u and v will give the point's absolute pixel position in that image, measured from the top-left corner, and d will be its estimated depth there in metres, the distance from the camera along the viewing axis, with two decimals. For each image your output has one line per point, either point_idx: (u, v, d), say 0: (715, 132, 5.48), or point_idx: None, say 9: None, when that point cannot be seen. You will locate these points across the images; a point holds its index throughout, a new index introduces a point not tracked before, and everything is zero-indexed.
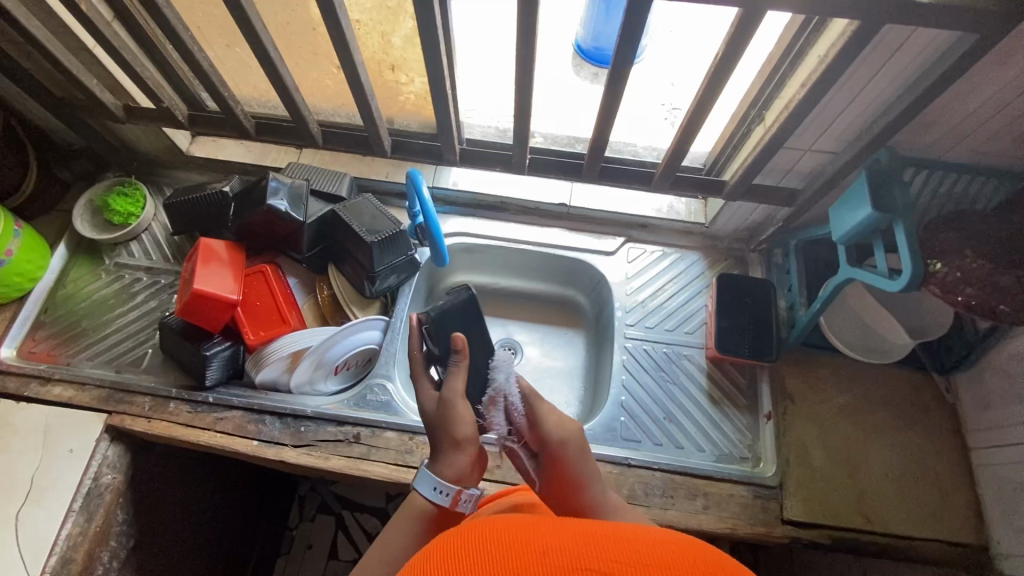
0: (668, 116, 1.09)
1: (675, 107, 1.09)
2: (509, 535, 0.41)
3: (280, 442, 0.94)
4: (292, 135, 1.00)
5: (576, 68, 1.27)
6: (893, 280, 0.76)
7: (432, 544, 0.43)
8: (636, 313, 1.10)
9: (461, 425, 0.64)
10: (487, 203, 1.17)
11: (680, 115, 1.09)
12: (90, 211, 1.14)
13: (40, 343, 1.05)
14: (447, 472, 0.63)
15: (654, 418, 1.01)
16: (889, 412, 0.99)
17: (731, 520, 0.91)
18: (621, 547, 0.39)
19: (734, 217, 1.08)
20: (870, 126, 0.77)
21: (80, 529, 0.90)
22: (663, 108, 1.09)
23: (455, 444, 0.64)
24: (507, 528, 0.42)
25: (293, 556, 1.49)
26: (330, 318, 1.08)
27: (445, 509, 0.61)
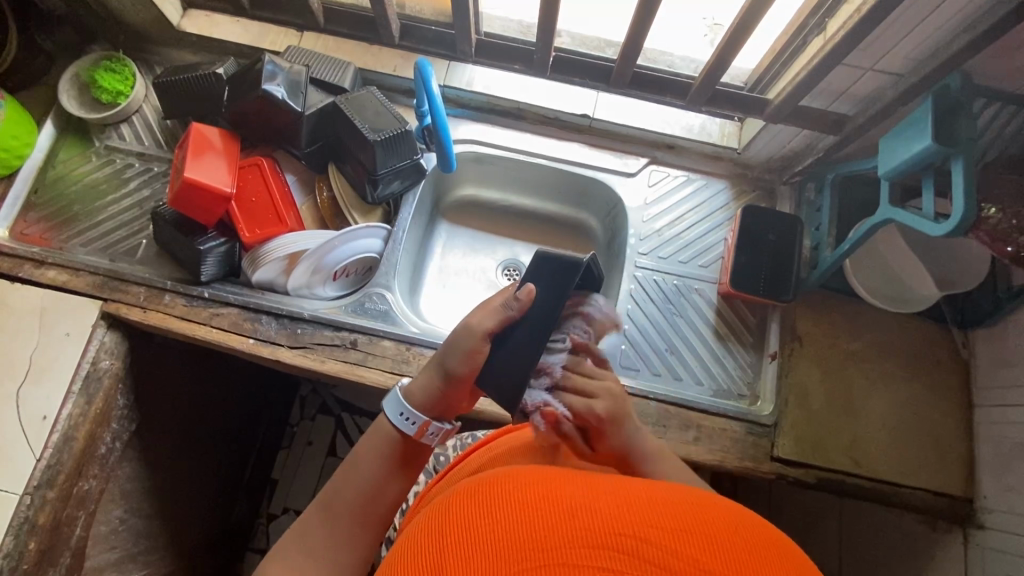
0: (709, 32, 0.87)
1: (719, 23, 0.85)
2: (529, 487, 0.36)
3: (276, 342, 0.93)
4: (290, 12, 0.90)
5: None
6: (938, 223, 0.70)
7: (445, 509, 0.39)
8: (650, 242, 1.04)
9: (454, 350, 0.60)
10: (502, 108, 1.08)
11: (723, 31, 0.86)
12: (76, 86, 1.06)
13: (32, 225, 1.02)
14: (421, 400, 0.64)
15: (656, 349, 0.98)
16: (899, 362, 0.96)
17: (721, 453, 0.90)
18: (656, 505, 0.35)
19: (770, 144, 0.99)
20: (947, 45, 0.67)
21: (81, 410, 0.92)
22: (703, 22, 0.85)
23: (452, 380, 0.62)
24: (528, 483, 0.37)
25: (293, 451, 1.56)
26: (329, 222, 1.02)
27: (412, 438, 0.64)
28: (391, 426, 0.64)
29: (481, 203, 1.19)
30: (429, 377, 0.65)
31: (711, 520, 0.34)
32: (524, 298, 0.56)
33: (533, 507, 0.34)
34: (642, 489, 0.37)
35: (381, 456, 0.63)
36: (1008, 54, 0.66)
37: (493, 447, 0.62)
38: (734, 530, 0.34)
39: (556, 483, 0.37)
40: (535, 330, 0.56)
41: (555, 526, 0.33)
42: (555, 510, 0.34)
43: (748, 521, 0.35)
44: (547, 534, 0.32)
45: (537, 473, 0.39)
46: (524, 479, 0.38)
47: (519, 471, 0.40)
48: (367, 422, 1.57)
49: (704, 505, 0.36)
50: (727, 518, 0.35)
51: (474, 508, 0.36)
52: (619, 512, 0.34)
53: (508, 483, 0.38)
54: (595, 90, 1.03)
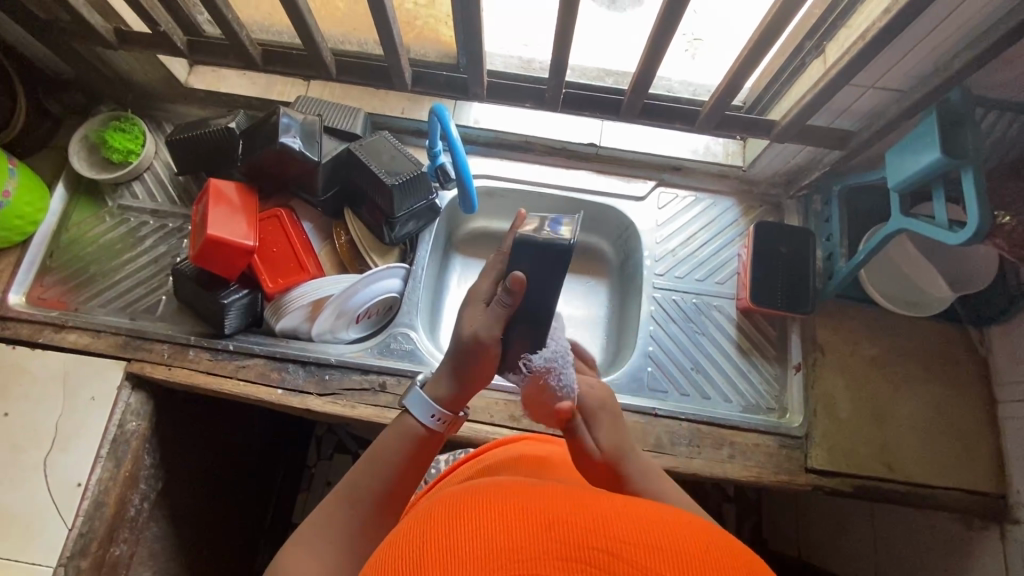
0: (688, 48, 0.90)
1: (698, 37, 0.88)
2: (512, 502, 0.39)
3: (305, 390, 0.92)
4: (302, 65, 0.91)
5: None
6: (954, 231, 0.72)
7: (426, 514, 0.40)
8: (665, 263, 1.06)
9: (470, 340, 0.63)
10: (509, 142, 1.10)
11: (703, 46, 0.89)
12: (86, 148, 1.06)
13: (49, 289, 1.01)
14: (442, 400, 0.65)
15: (682, 368, 0.99)
16: (919, 365, 0.98)
17: (756, 469, 0.91)
18: (629, 521, 0.37)
19: (775, 160, 1.01)
20: (949, 61, 0.69)
21: (110, 474, 0.91)
22: (683, 38, 0.88)
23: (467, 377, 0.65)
24: (511, 497, 0.39)
25: (313, 494, 1.54)
26: (348, 266, 1.03)
27: (431, 431, 0.64)
28: (414, 422, 0.64)
29: (492, 234, 1.20)
30: (447, 380, 0.65)
31: (682, 539, 0.36)
32: (519, 284, 0.56)
33: (513, 518, 0.37)
34: (618, 508, 0.39)
35: (405, 441, 0.63)
36: (1007, 66, 0.69)
37: (484, 454, 0.69)
38: (699, 544, 0.36)
39: (536, 499, 0.39)
40: (537, 310, 0.60)
41: (531, 540, 0.35)
42: (533, 525, 0.36)
43: (715, 539, 0.38)
44: (524, 547, 0.35)
45: (518, 488, 0.41)
46: (506, 494, 0.40)
47: (502, 486, 0.42)
48: None
49: (674, 522, 0.39)
50: (696, 536, 0.37)
51: (455, 516, 0.38)
52: (591, 528, 0.36)
53: (487, 497, 0.40)
54: (600, 120, 1.05)
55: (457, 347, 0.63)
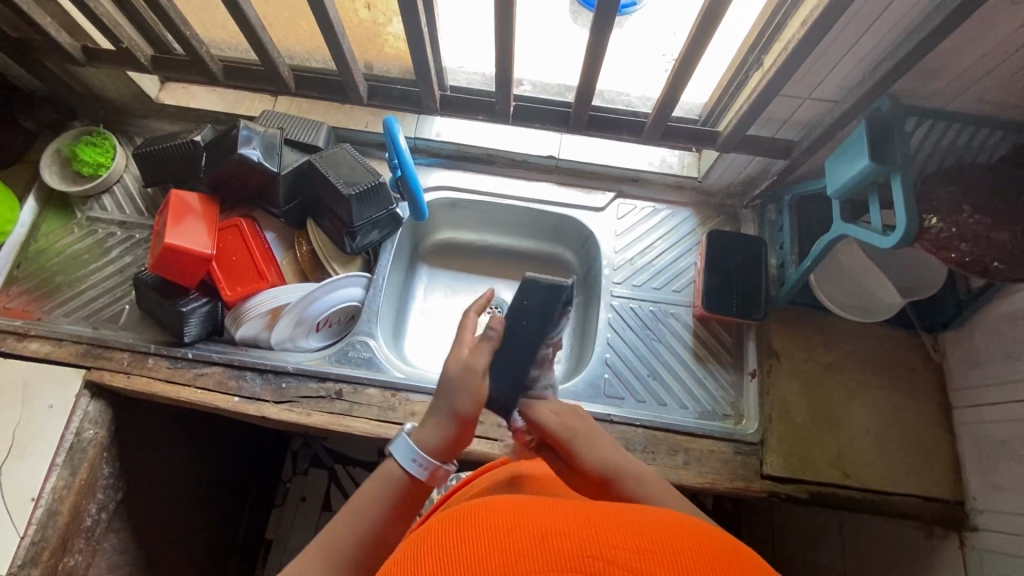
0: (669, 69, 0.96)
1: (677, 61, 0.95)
2: (502, 517, 0.39)
3: (261, 398, 0.93)
4: (262, 80, 0.93)
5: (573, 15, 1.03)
6: (886, 235, 0.74)
7: (423, 540, 0.41)
8: (623, 271, 1.07)
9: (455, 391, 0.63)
10: (472, 154, 1.13)
11: None
12: (58, 162, 1.09)
13: (15, 298, 1.03)
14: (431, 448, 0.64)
15: (639, 375, 1.00)
16: (874, 371, 0.99)
17: (710, 475, 0.91)
18: (626, 529, 0.37)
19: (728, 171, 1.04)
20: (875, 70, 0.72)
21: (65, 482, 0.91)
22: (663, 59, 0.96)
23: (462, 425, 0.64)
24: (503, 512, 0.40)
25: (286, 509, 1.53)
26: (310, 275, 1.05)
27: (417, 481, 0.64)
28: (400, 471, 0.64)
29: (458, 245, 1.22)
30: (441, 424, 0.64)
31: (674, 538, 0.37)
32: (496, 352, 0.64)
33: (507, 534, 0.37)
34: (609, 512, 0.40)
35: (385, 490, 0.63)
36: (932, 74, 0.71)
37: (478, 480, 0.68)
38: (694, 546, 0.37)
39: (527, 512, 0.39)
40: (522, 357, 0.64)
41: (523, 552, 0.35)
42: (525, 537, 0.36)
43: (706, 538, 0.38)
44: (517, 559, 0.35)
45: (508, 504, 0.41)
46: (494, 509, 0.41)
47: (491, 502, 0.42)
48: (360, 472, 1.55)
49: (671, 523, 0.39)
50: (691, 536, 0.38)
51: (447, 537, 0.39)
52: (586, 538, 0.36)
53: (480, 515, 0.40)
54: (558, 133, 1.08)
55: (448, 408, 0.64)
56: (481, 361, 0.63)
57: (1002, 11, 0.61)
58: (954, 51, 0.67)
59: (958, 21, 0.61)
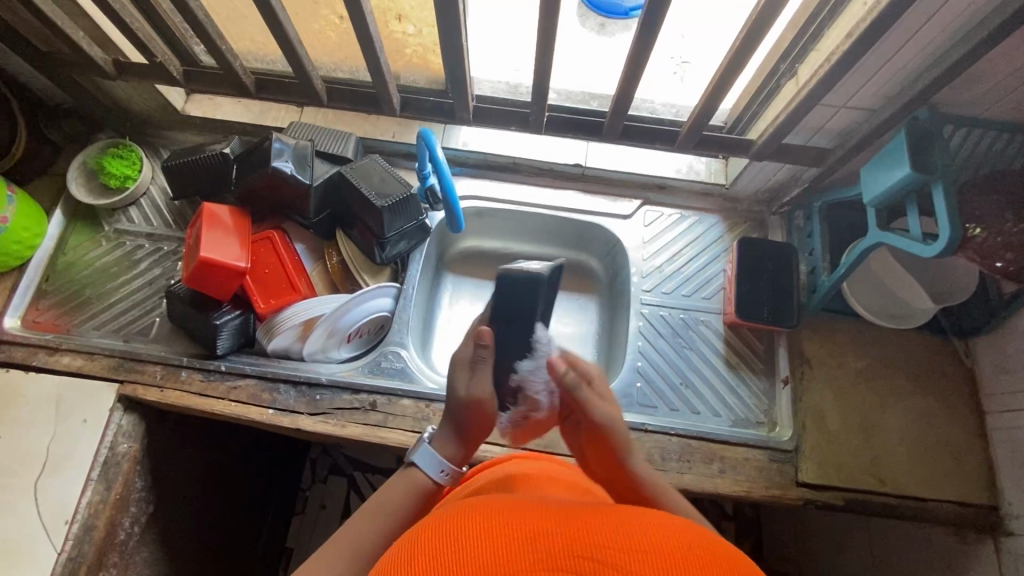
0: (678, 70, 0.98)
1: (686, 61, 0.97)
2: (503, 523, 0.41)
3: (296, 411, 0.93)
4: (295, 92, 0.93)
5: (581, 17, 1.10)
6: (929, 244, 0.74)
7: (426, 539, 0.42)
8: (652, 279, 1.07)
9: (478, 422, 0.72)
10: (498, 163, 1.13)
11: (691, 70, 0.98)
12: (84, 174, 1.09)
13: (44, 312, 1.03)
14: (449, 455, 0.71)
15: (671, 383, 1.00)
16: (906, 377, 0.99)
17: (746, 484, 0.91)
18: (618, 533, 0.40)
19: (756, 178, 1.04)
20: (915, 81, 0.72)
21: (100, 497, 0.91)
22: (672, 61, 0.98)
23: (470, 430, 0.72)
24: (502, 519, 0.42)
25: (306, 517, 1.52)
26: (340, 286, 1.05)
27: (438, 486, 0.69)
28: (424, 476, 0.68)
29: (482, 253, 1.22)
30: (458, 438, 0.71)
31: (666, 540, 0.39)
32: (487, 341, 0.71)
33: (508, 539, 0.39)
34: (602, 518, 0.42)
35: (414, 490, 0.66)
36: (973, 83, 0.71)
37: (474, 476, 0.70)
38: (678, 538, 0.39)
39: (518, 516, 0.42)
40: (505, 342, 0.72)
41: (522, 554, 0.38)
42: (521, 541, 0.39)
43: (685, 527, 0.41)
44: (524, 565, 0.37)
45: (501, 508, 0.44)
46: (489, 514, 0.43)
47: (482, 506, 0.45)
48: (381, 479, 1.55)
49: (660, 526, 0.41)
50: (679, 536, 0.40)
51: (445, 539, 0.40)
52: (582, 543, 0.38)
53: (481, 520, 0.42)
54: (585, 141, 1.08)
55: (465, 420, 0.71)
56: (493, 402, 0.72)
57: None
58: (997, 60, 0.67)
59: (1007, 33, 0.61)
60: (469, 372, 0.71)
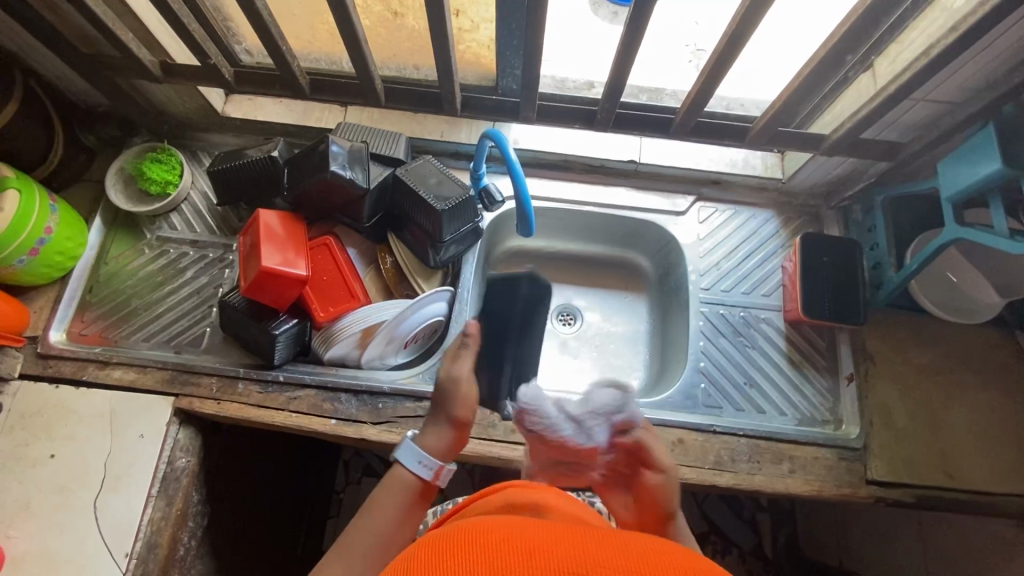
0: (693, 59, 1.02)
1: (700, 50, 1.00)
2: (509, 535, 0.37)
3: (359, 420, 0.91)
4: (351, 93, 0.90)
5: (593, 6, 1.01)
6: (1019, 241, 0.73)
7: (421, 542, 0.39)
8: (710, 276, 1.06)
9: (455, 407, 0.71)
10: (549, 161, 1.10)
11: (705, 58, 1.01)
12: (122, 180, 1.05)
13: (90, 324, 1.00)
14: (429, 445, 0.70)
15: (735, 383, 0.99)
16: (970, 372, 0.98)
17: (817, 483, 0.91)
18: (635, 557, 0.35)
19: (816, 172, 1.02)
20: (1008, 75, 0.70)
21: (161, 514, 0.89)
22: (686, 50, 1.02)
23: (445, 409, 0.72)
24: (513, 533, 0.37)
25: (343, 519, 1.51)
26: (394, 290, 1.02)
27: (424, 483, 0.67)
28: (406, 472, 0.67)
29: (529, 253, 1.20)
30: (442, 428, 0.71)
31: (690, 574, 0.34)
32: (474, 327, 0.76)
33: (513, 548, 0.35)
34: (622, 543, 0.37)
35: (399, 495, 0.66)
36: None
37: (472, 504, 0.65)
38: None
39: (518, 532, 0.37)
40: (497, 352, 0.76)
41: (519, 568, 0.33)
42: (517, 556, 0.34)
43: (698, 565, 0.35)
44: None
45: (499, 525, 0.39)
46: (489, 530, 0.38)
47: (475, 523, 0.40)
48: None
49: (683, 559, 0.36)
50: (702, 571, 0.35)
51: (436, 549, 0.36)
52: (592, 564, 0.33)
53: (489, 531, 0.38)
54: (640, 137, 1.05)
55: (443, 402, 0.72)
56: (466, 370, 0.73)
57: None
58: None
59: None
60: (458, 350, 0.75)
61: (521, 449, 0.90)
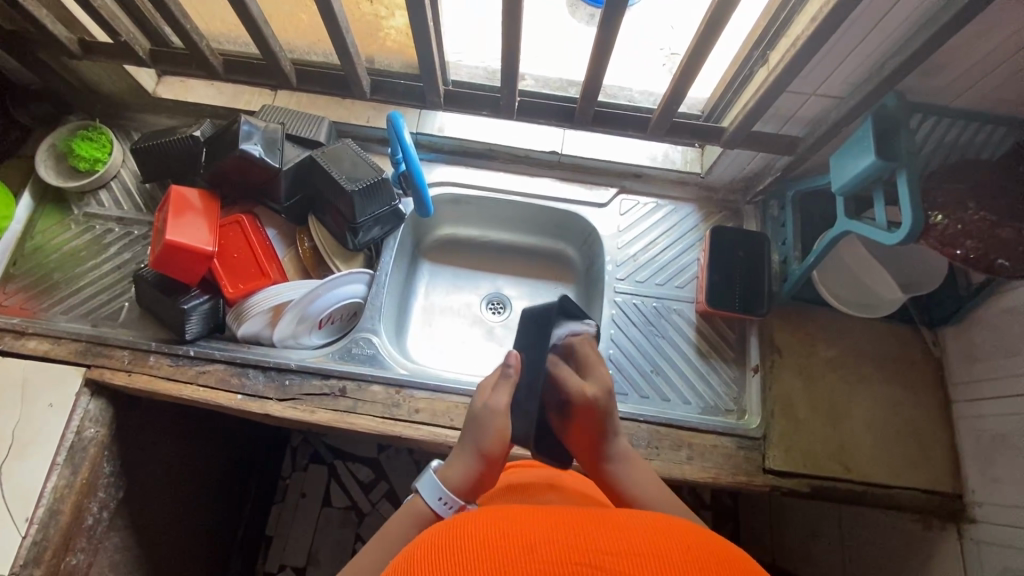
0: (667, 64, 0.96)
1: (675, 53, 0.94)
2: (503, 528, 0.39)
3: (265, 396, 0.92)
4: (263, 74, 0.93)
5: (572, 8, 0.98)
6: (891, 232, 0.74)
7: (418, 541, 0.42)
8: (626, 267, 1.08)
9: (490, 442, 0.63)
10: (474, 150, 1.12)
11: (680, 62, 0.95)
12: (53, 156, 1.07)
13: (11, 295, 1.01)
14: (451, 481, 0.62)
15: (643, 371, 1.00)
16: (875, 366, 0.99)
17: (714, 470, 0.92)
18: (618, 531, 0.39)
19: (731, 167, 1.04)
20: (879, 69, 0.72)
21: (66, 482, 0.90)
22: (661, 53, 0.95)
23: (480, 456, 0.63)
24: (511, 523, 0.40)
25: (286, 505, 1.50)
26: (312, 272, 1.04)
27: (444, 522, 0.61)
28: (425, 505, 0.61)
29: (459, 242, 1.22)
30: (464, 459, 0.63)
31: (660, 542, 0.38)
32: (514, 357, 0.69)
33: (500, 544, 0.37)
34: (601, 521, 0.40)
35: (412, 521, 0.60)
36: (937, 72, 0.72)
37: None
38: (679, 547, 0.38)
39: (511, 524, 0.40)
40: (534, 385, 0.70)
41: (514, 562, 0.35)
42: (515, 548, 0.37)
43: (678, 532, 0.40)
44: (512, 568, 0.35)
45: (498, 517, 0.41)
46: (488, 521, 0.41)
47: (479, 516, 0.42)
48: (359, 467, 1.54)
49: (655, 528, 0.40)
50: (677, 540, 0.39)
51: (436, 550, 0.38)
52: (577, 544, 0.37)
53: (483, 525, 0.40)
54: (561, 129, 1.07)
55: (478, 444, 0.64)
56: (504, 399, 0.67)
57: (1010, 9, 0.61)
58: (959, 50, 0.67)
59: (963, 22, 0.61)
60: (501, 395, 0.67)
61: (421, 429, 0.91)
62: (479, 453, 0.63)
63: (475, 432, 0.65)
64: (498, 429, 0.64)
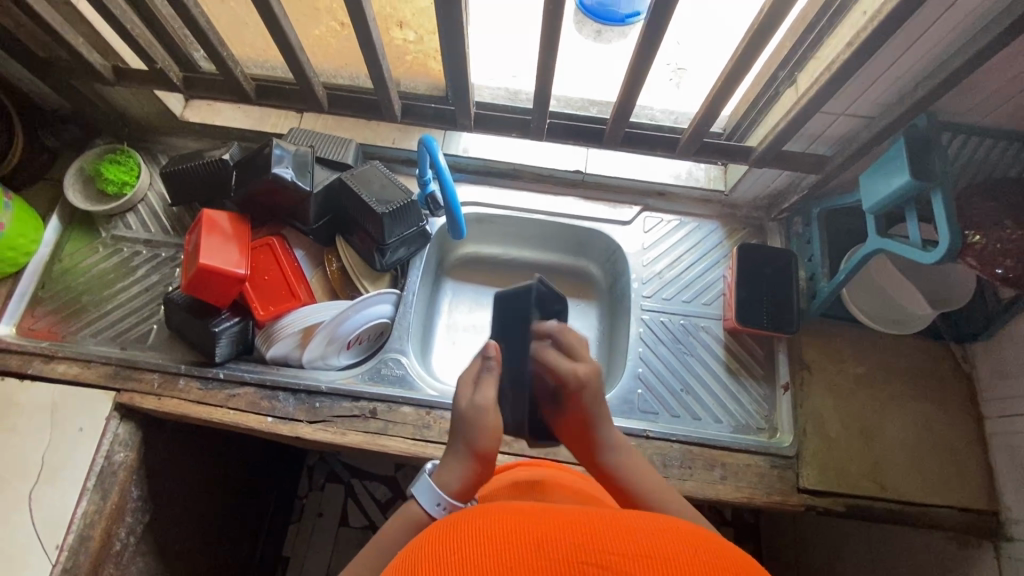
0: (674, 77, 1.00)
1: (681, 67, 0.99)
2: (505, 523, 0.36)
3: (295, 418, 0.92)
4: (295, 99, 0.94)
5: (577, 24, 1.10)
6: (928, 251, 0.74)
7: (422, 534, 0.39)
8: (652, 284, 1.08)
9: (482, 439, 0.58)
10: (498, 169, 1.13)
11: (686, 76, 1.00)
12: (80, 180, 1.08)
13: (40, 319, 1.02)
14: (448, 484, 0.57)
15: (672, 389, 1.00)
16: (905, 382, 0.99)
17: (748, 490, 0.91)
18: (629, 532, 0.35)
19: (755, 185, 1.04)
20: (911, 90, 0.73)
21: (95, 507, 0.90)
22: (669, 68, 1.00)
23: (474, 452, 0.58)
24: (517, 517, 0.37)
25: (304, 525, 1.49)
26: (339, 292, 1.05)
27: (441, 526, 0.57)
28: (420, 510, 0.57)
29: (481, 259, 1.22)
30: (460, 461, 0.58)
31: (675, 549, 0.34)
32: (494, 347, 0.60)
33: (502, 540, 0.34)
34: (613, 519, 0.37)
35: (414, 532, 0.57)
36: (968, 93, 0.72)
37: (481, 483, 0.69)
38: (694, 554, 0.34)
39: (516, 517, 0.37)
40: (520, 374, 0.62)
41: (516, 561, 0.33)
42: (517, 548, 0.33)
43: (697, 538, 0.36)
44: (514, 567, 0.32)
45: (504, 511, 0.38)
46: (491, 515, 0.38)
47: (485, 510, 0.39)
48: (377, 486, 1.52)
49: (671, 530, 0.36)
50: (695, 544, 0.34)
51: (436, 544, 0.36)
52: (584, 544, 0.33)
53: (486, 518, 0.37)
54: (585, 148, 1.08)
55: (470, 443, 0.58)
56: (492, 394, 0.59)
57: None
58: (991, 72, 0.68)
59: (999, 47, 0.61)
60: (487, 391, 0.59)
61: None
62: (473, 450, 0.58)
63: (463, 431, 0.59)
64: (488, 426, 0.58)
